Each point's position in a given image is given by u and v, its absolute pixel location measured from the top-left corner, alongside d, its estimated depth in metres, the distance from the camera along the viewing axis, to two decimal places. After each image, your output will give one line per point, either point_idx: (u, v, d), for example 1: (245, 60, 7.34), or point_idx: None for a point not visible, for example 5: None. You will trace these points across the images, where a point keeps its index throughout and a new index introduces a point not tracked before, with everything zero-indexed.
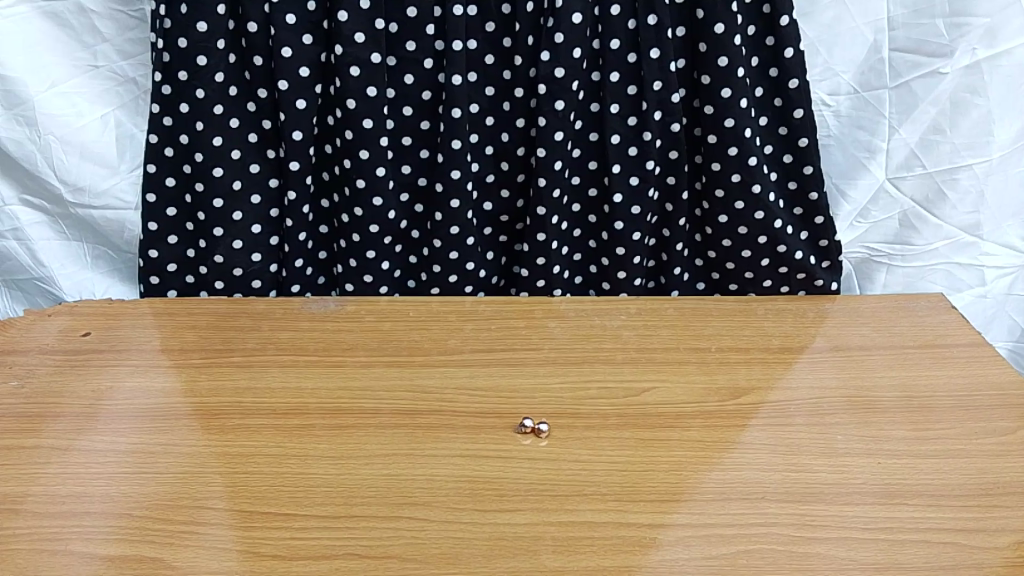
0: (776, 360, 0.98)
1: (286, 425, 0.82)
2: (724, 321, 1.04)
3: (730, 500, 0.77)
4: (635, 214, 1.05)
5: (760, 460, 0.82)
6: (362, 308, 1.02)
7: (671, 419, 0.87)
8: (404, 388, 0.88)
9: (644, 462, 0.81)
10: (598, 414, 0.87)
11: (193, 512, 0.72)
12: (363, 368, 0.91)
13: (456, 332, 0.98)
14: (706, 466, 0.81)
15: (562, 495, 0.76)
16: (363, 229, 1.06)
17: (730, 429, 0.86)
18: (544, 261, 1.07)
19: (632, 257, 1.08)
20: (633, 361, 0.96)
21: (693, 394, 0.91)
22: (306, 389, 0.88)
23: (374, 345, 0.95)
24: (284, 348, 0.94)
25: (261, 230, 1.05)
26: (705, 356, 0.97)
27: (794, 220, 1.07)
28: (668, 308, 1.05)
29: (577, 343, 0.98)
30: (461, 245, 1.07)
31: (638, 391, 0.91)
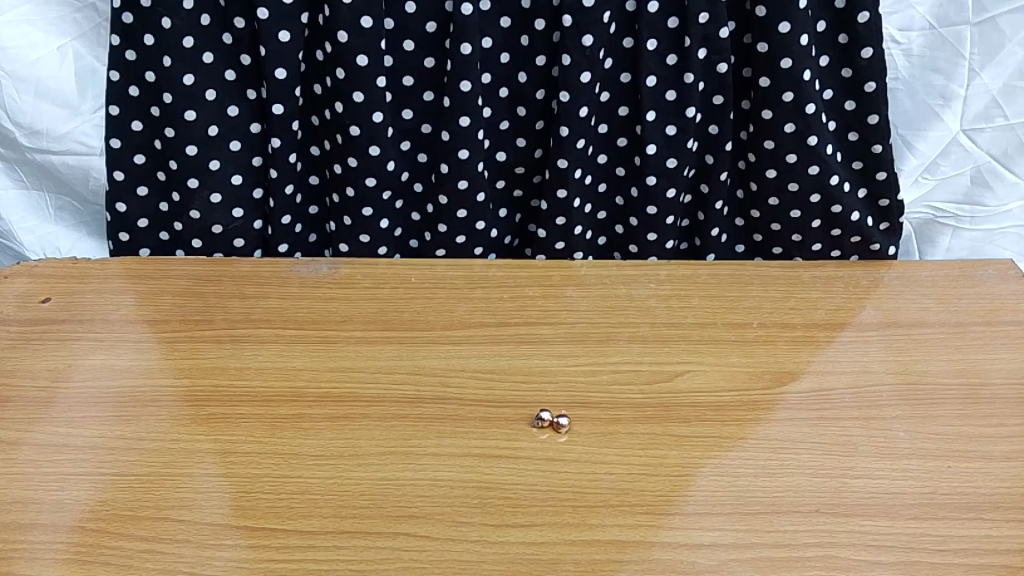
0: (827, 337, 0.86)
1: (268, 417, 0.72)
2: (768, 290, 0.92)
3: (780, 514, 0.66)
4: (670, 168, 0.92)
5: (813, 464, 0.71)
6: (358, 272, 0.90)
7: (709, 411, 0.76)
8: (404, 371, 0.77)
9: (679, 465, 0.70)
10: (625, 404, 0.76)
11: (157, 525, 0.62)
12: (358, 346, 0.80)
13: (464, 302, 0.86)
14: (751, 471, 0.70)
15: (586, 506, 0.65)
16: (359, 182, 0.93)
17: (779, 424, 0.75)
18: (564, 221, 0.95)
19: (664, 217, 0.95)
20: (665, 339, 0.84)
21: (734, 381, 0.80)
22: (293, 371, 0.77)
23: (371, 317, 0.84)
24: (269, 321, 0.83)
25: (241, 182, 0.93)
26: (747, 334, 0.86)
27: (852, 176, 0.94)
28: (703, 272, 0.93)
29: (602, 317, 0.86)
30: (471, 202, 0.95)
31: (672, 376, 0.79)
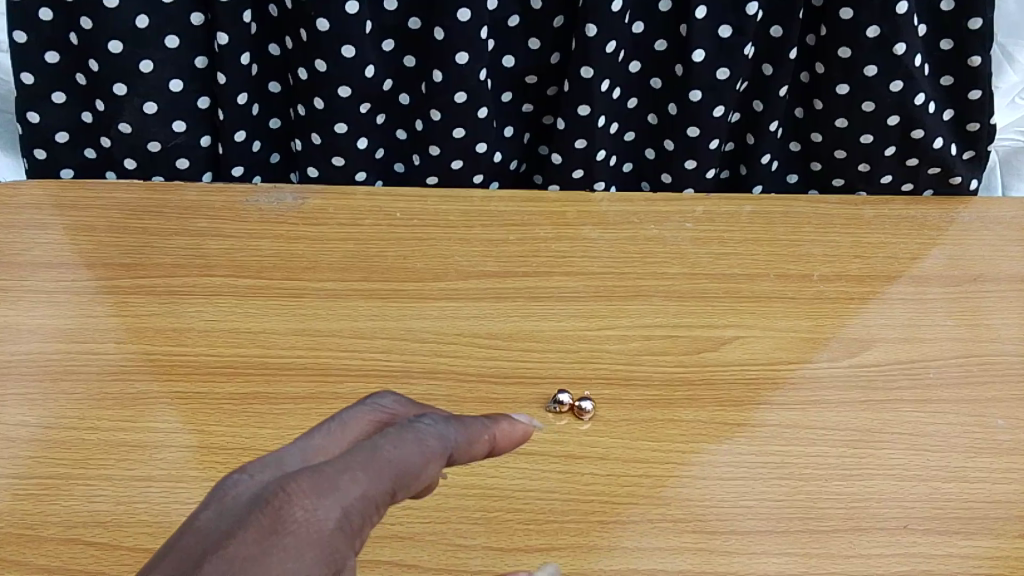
0: (903, 294, 0.71)
1: (212, 400, 0.57)
2: (828, 233, 0.75)
3: (858, 532, 0.53)
4: (720, 80, 0.75)
5: (895, 462, 0.58)
6: (330, 203, 0.73)
7: (766, 392, 0.61)
8: (387, 337, 0.62)
9: (732, 466, 0.56)
10: (660, 382, 0.61)
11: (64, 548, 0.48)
12: (329, 303, 0.64)
13: (462, 244, 0.70)
14: (821, 473, 0.56)
15: (617, 521, 0.52)
16: (331, 91, 0.76)
17: (851, 408, 0.61)
18: (586, 144, 0.79)
19: (708, 141, 0.78)
20: (708, 295, 0.68)
21: (795, 350, 0.65)
22: (247, 335, 0.61)
23: (348, 263, 0.68)
24: (218, 268, 0.67)
25: (182, 88, 0.77)
26: (807, 289, 0.70)
27: (938, 95, 0.78)
28: (747, 209, 0.76)
29: (631, 266, 0.70)
30: (470, 119, 0.78)
31: (718, 344, 0.64)
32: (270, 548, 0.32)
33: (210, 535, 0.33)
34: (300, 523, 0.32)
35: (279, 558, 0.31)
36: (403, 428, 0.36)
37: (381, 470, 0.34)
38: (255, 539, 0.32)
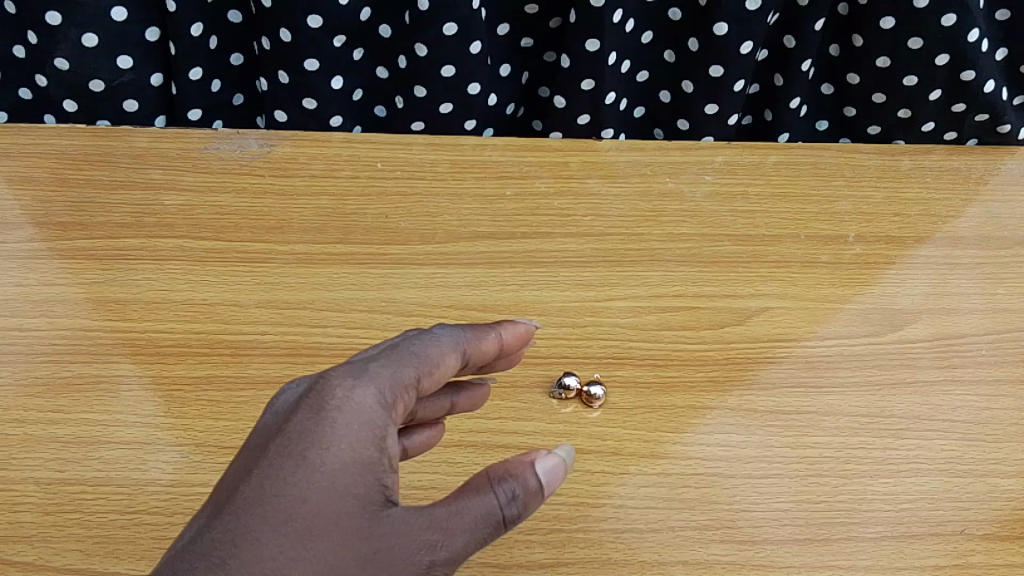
0: (951, 258, 0.62)
1: (162, 385, 0.49)
2: (865, 188, 0.67)
3: (907, 538, 0.46)
4: (749, 11, 0.66)
5: (948, 454, 0.50)
6: (301, 151, 0.64)
7: (799, 371, 0.54)
8: (366, 309, 0.54)
9: (764, 461, 0.49)
10: (680, 362, 0.53)
11: None
12: (299, 269, 0.56)
13: (454, 200, 0.61)
14: (866, 469, 0.49)
15: (632, 530, 0.45)
16: (304, 23, 0.66)
17: (898, 391, 0.53)
18: (594, 86, 0.70)
19: (732, 83, 0.70)
20: (732, 259, 0.60)
21: (832, 323, 0.57)
22: (204, 307, 0.53)
23: (322, 222, 0.59)
24: (171, 227, 0.58)
25: (126, 17, 0.67)
26: (843, 252, 0.62)
27: (992, 31, 0.69)
28: (773, 158, 0.67)
29: (644, 225, 0.61)
30: (462, 56, 0.69)
31: (745, 317, 0.57)
32: (317, 422, 0.34)
33: (265, 432, 0.35)
34: (341, 400, 0.35)
35: (327, 429, 0.34)
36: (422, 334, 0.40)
37: (407, 360, 0.38)
38: (304, 418, 0.34)
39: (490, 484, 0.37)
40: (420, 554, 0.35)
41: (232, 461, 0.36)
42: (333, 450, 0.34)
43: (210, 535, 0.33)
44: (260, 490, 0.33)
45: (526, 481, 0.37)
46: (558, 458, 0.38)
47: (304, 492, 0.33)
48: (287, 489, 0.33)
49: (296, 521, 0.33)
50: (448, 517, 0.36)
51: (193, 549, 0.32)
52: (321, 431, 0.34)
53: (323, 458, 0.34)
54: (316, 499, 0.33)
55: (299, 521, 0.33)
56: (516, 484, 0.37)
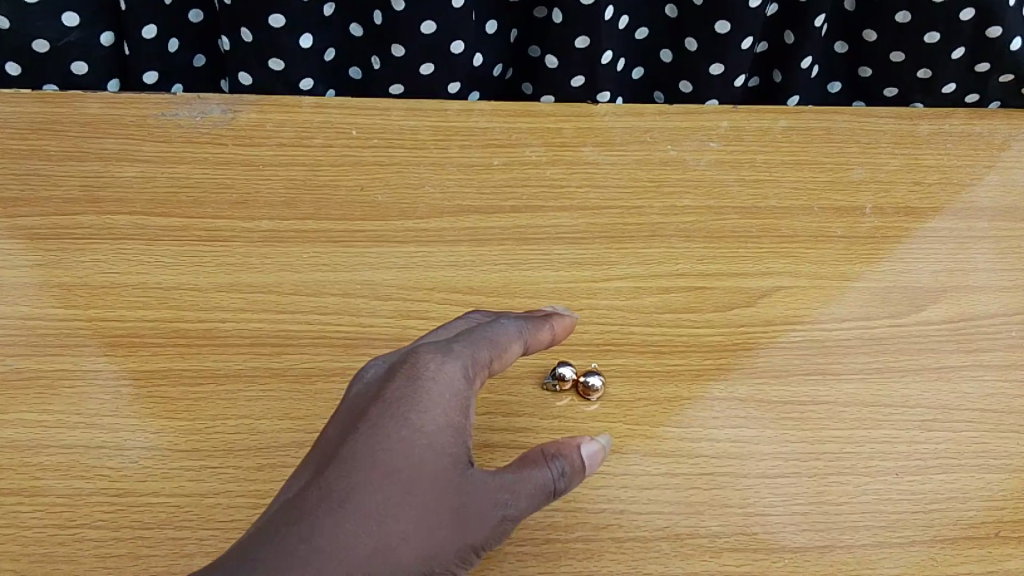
0: (976, 230, 0.58)
1: (110, 381, 0.44)
2: (882, 154, 0.61)
3: (937, 543, 0.42)
4: None
5: (979, 448, 0.46)
6: (268, 117, 0.58)
7: (815, 357, 0.49)
8: (340, 292, 0.49)
9: (780, 459, 0.44)
10: (685, 348, 0.49)
11: None
12: (265, 248, 0.50)
13: (436, 171, 0.56)
14: (890, 465, 0.44)
15: (635, 540, 0.41)
16: None
17: (924, 377, 0.49)
18: (590, 43, 0.65)
19: (739, 39, 0.65)
20: (740, 234, 0.55)
21: (849, 302, 0.52)
22: (158, 292, 0.48)
23: (291, 196, 0.54)
24: (123, 203, 0.53)
25: None
26: (860, 225, 0.57)
27: None
28: (783, 123, 0.62)
29: (645, 197, 0.56)
30: (446, 10, 0.63)
31: (756, 297, 0.52)
32: (414, 388, 0.37)
33: (359, 399, 0.38)
34: (434, 371, 0.38)
35: (422, 394, 0.37)
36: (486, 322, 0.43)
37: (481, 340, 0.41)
38: (400, 386, 0.37)
39: (543, 457, 0.39)
40: (494, 511, 0.37)
41: (328, 426, 0.38)
42: (427, 412, 0.37)
43: (319, 486, 0.35)
44: (362, 446, 0.36)
45: (576, 458, 0.39)
46: (601, 443, 0.41)
47: (403, 448, 0.36)
48: (387, 445, 0.36)
49: (396, 472, 0.35)
50: (509, 482, 0.37)
51: (304, 497, 0.35)
52: (416, 394, 0.37)
53: (419, 419, 0.36)
54: (414, 454, 0.36)
55: (398, 472, 0.35)
56: (567, 461, 0.39)
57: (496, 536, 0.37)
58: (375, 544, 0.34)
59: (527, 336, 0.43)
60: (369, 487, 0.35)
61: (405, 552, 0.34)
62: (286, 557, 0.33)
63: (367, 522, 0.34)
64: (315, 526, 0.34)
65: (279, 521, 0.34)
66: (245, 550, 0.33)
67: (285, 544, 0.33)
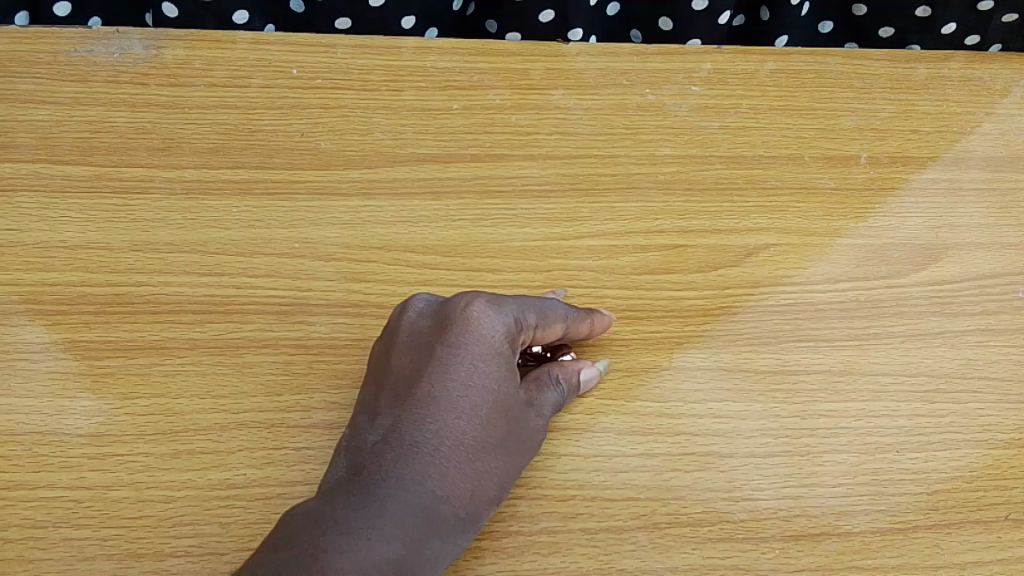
0: (978, 182, 0.53)
1: (4, 355, 0.38)
2: (876, 100, 0.56)
3: (942, 527, 0.38)
4: None
5: (987, 421, 0.41)
6: (196, 53, 0.51)
7: (807, 320, 0.44)
8: (275, 251, 0.43)
9: (769, 435, 0.40)
10: (663, 313, 0.44)
11: None
12: (188, 202, 0.44)
13: (387, 115, 0.50)
14: (891, 441, 0.40)
15: (607, 529, 0.36)
16: None
17: (925, 343, 0.44)
18: None
19: None
20: (723, 186, 0.50)
21: (843, 260, 0.47)
22: (63, 252, 0.42)
23: (220, 142, 0.47)
24: (26, 150, 0.46)
25: None
26: (854, 176, 0.52)
27: None
28: (771, 65, 0.57)
29: (619, 145, 0.51)
30: None
31: (742, 256, 0.47)
32: (481, 332, 0.36)
33: (421, 338, 0.36)
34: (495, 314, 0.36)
35: (489, 338, 0.36)
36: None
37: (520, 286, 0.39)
38: (467, 329, 0.36)
39: (546, 373, 0.38)
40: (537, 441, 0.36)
41: (390, 365, 0.36)
42: (502, 356, 0.36)
43: (406, 433, 0.34)
44: (447, 390, 0.34)
45: (574, 375, 0.39)
46: (597, 367, 0.40)
47: (481, 392, 0.35)
48: (470, 390, 0.35)
49: (479, 416, 0.34)
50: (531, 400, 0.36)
51: (393, 443, 0.33)
52: (491, 339, 0.36)
53: (490, 361, 0.35)
54: (490, 398, 0.35)
55: (484, 415, 0.35)
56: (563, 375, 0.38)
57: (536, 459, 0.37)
58: (470, 487, 0.34)
59: (571, 322, 0.40)
60: (458, 432, 0.34)
61: (490, 492, 0.34)
62: (398, 502, 0.32)
63: (463, 465, 0.34)
64: (417, 471, 0.33)
65: (375, 467, 0.33)
66: (349, 495, 0.32)
67: (392, 491, 0.32)
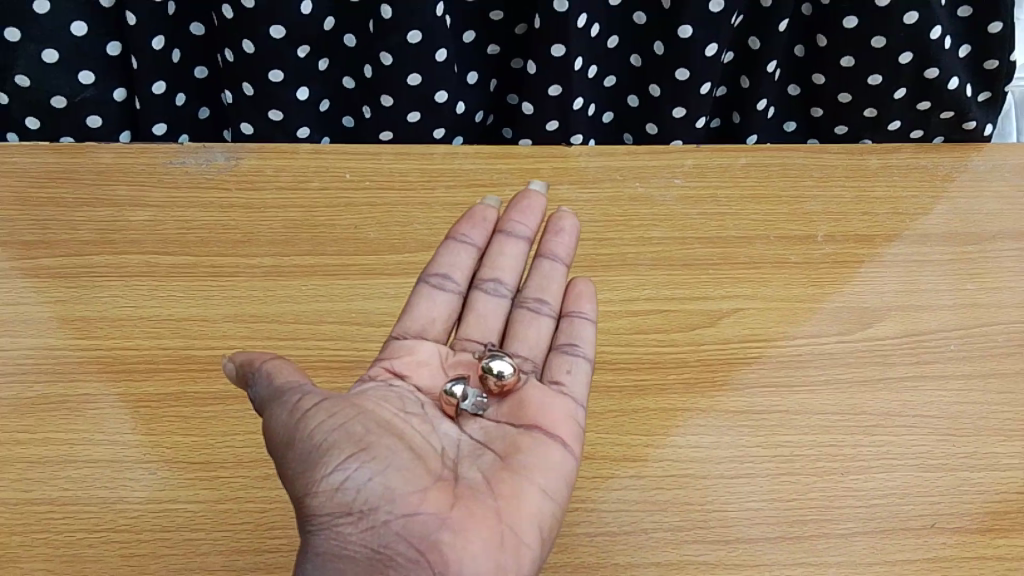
0: (918, 256, 0.62)
1: (130, 403, 0.48)
2: (831, 187, 0.67)
3: (878, 534, 0.46)
4: (714, 13, 0.66)
5: (919, 450, 0.50)
6: (268, 163, 0.63)
7: (770, 372, 0.54)
8: (335, 320, 0.54)
9: (735, 459, 0.49)
10: (651, 365, 0.53)
11: None
12: (267, 283, 0.55)
13: (423, 209, 0.61)
14: (838, 465, 0.49)
15: (604, 534, 0.45)
16: (261, 33, 0.66)
17: (870, 388, 0.53)
18: (561, 92, 0.70)
19: (699, 85, 0.70)
20: (701, 262, 0.60)
21: (799, 320, 0.57)
22: (171, 323, 0.52)
23: (290, 234, 0.59)
24: (137, 243, 0.58)
25: (86, 31, 0.67)
26: (812, 251, 0.62)
27: (956, 27, 0.68)
28: (742, 160, 0.68)
29: (614, 230, 0.61)
30: (426, 64, 0.69)
31: (715, 318, 0.57)
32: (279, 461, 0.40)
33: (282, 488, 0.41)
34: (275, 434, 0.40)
35: (285, 459, 0.39)
36: (456, 234, 0.52)
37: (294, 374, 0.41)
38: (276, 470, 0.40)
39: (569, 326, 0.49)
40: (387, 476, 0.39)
41: None
42: (297, 457, 0.39)
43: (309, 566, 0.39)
44: (299, 516, 0.39)
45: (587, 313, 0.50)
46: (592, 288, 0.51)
47: (307, 499, 0.38)
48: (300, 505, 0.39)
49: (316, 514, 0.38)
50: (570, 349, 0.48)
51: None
52: (283, 459, 0.39)
53: (295, 473, 0.39)
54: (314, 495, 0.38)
55: (329, 483, 0.38)
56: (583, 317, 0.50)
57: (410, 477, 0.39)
58: (367, 554, 0.37)
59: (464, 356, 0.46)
60: (326, 527, 0.38)
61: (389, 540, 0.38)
62: None
63: (361, 539, 0.38)
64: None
65: None
66: None
67: None
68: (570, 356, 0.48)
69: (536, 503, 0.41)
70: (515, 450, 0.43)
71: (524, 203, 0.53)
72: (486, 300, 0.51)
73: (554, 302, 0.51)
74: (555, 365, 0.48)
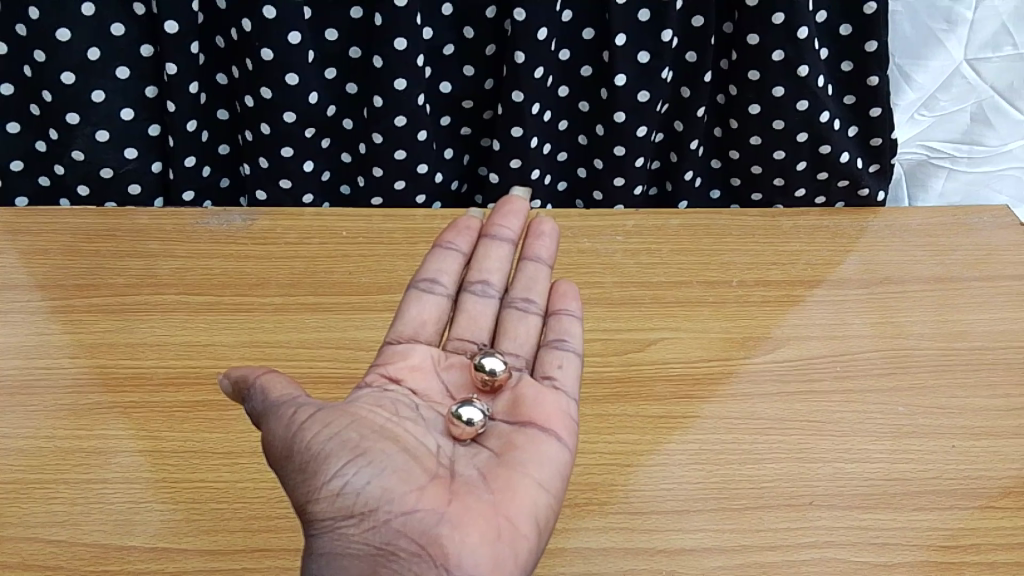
0: (815, 297, 0.75)
1: (167, 408, 0.60)
2: (746, 243, 0.80)
3: (765, 508, 0.58)
4: (641, 102, 0.81)
5: (804, 447, 0.62)
6: (279, 224, 0.77)
7: (688, 386, 0.66)
8: (334, 346, 0.66)
9: (654, 452, 0.61)
10: (590, 382, 0.66)
11: (32, 547, 0.53)
12: (278, 316, 0.68)
13: (407, 258, 0.74)
14: (738, 457, 0.61)
15: None
16: (276, 118, 0.80)
17: (769, 399, 0.66)
18: (520, 164, 0.84)
19: (633, 160, 0.85)
20: (635, 301, 0.73)
21: (713, 348, 0.69)
22: (199, 348, 0.65)
23: (297, 279, 0.72)
24: (171, 285, 0.70)
25: (133, 116, 0.81)
26: (727, 292, 0.75)
27: (842, 112, 0.83)
28: (673, 220, 0.82)
29: (564, 276, 0.75)
30: (410, 142, 0.83)
31: (644, 345, 0.69)
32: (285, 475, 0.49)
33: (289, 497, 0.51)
34: (279, 452, 0.49)
35: (289, 473, 0.49)
36: (444, 241, 0.65)
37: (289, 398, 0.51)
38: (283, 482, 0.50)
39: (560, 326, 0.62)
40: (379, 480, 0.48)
41: None
42: (300, 470, 0.49)
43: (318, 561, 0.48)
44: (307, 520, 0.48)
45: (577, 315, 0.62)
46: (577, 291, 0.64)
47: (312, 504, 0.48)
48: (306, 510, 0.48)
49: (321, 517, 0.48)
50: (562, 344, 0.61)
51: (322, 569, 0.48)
52: (288, 473, 0.49)
53: (299, 484, 0.48)
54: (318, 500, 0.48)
55: (329, 489, 0.48)
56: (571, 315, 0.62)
57: (400, 480, 0.49)
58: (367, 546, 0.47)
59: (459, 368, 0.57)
60: (332, 527, 0.47)
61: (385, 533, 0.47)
62: None
63: (360, 534, 0.47)
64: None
65: None
66: None
67: None
68: (560, 352, 0.60)
69: (524, 495, 0.51)
70: (508, 448, 0.54)
71: (504, 209, 0.66)
72: (476, 298, 0.63)
73: (539, 302, 0.64)
74: (548, 360, 0.60)
